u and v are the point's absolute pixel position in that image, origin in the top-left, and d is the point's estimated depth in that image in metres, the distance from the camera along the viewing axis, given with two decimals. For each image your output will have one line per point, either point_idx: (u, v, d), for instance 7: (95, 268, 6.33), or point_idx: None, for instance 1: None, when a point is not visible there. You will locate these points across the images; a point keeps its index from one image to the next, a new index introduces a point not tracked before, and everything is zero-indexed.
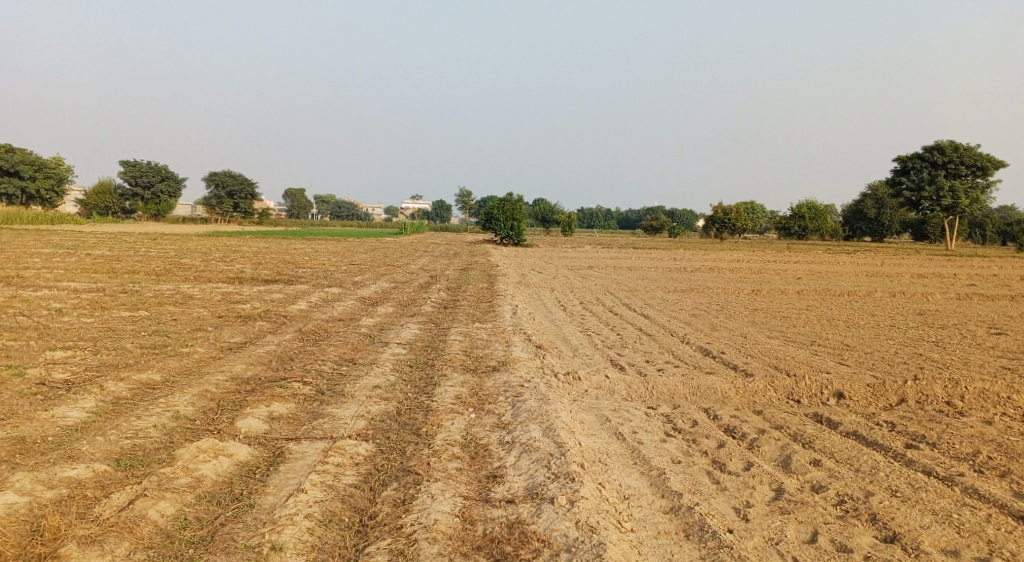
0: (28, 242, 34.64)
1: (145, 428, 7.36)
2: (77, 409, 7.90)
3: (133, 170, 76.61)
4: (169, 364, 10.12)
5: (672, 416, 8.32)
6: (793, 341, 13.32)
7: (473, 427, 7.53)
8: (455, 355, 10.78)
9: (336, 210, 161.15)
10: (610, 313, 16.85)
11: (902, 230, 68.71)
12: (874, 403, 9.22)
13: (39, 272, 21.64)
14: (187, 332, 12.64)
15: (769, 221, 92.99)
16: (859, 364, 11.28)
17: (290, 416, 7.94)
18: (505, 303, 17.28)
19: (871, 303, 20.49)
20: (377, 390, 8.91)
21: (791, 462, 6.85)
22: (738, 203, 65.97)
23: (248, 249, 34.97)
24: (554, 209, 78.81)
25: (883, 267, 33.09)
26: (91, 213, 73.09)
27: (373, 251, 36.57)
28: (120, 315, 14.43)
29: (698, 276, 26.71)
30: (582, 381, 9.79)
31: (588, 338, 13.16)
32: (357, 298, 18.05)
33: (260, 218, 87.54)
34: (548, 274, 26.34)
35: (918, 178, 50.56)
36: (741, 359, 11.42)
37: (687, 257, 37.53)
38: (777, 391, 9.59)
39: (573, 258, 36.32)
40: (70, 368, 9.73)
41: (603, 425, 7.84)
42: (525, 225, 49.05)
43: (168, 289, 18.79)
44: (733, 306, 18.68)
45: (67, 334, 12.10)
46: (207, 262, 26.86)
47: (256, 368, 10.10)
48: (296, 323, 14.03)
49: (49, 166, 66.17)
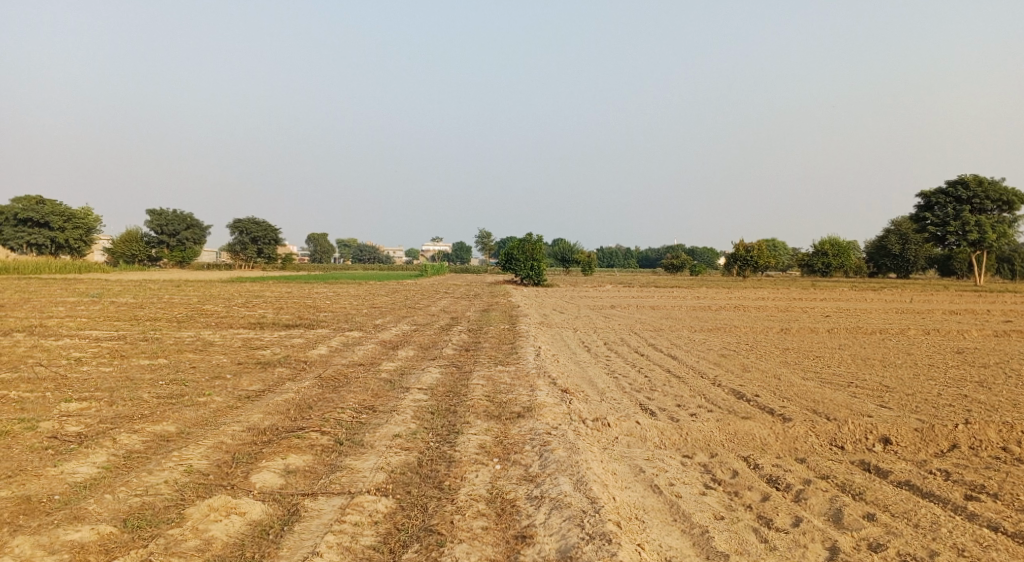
0: (54, 291, 34.89)
1: (156, 484, 7.02)
2: (88, 464, 7.59)
3: (159, 219, 77.98)
4: (185, 415, 9.80)
5: (710, 466, 7.85)
6: (829, 383, 12.79)
7: (498, 480, 7.12)
8: (478, 402, 10.37)
9: (357, 251, 162.04)
10: (636, 354, 16.40)
11: (927, 265, 67.58)
12: (924, 449, 8.68)
13: (62, 321, 21.63)
14: (205, 380, 12.36)
15: (791, 258, 92.14)
16: (902, 406, 10.71)
17: (307, 469, 7.58)
18: (529, 345, 16.91)
19: (906, 341, 19.83)
20: (397, 440, 8.52)
21: (842, 517, 6.36)
22: (759, 241, 65.38)
23: (270, 294, 34.95)
24: (573, 249, 78.39)
25: (913, 304, 32.29)
26: (118, 261, 73.95)
27: (394, 294, 36.37)
28: (139, 363, 14.24)
29: (724, 315, 26.18)
30: (612, 427, 9.33)
31: (615, 380, 12.71)
32: (377, 342, 17.76)
33: (283, 263, 88.07)
34: (571, 315, 25.91)
35: (942, 213, 49.69)
36: (777, 402, 10.90)
37: (711, 296, 36.84)
38: (818, 437, 9.07)
39: (594, 297, 35.85)
40: (84, 420, 9.46)
41: (637, 476, 7.40)
42: (545, 265, 48.78)
43: (189, 336, 18.62)
44: (762, 346, 18.15)
45: (84, 383, 11.89)
46: (228, 308, 26.77)
47: (274, 418, 9.75)
48: (316, 368, 13.73)
49: (78, 217, 67.44)
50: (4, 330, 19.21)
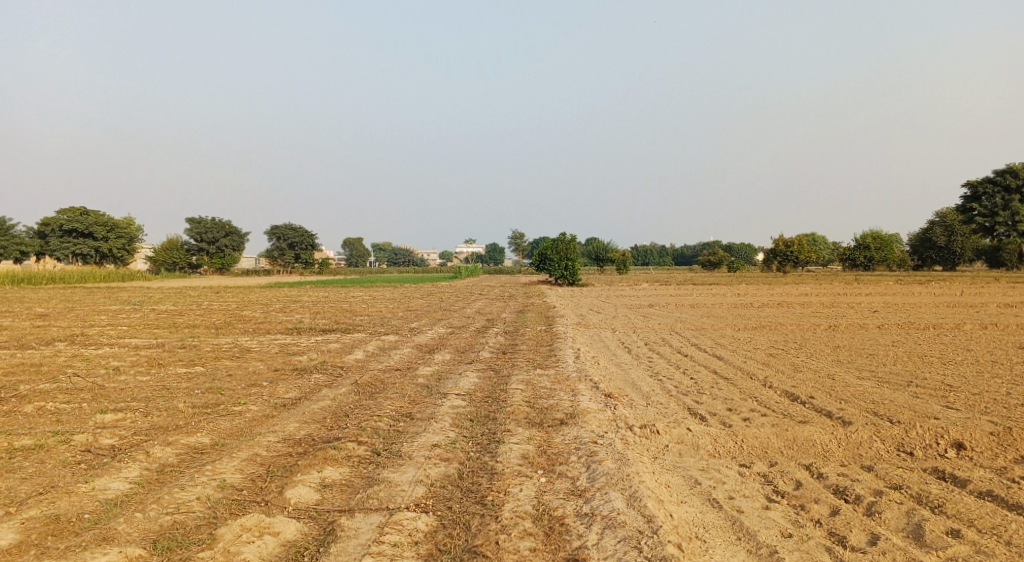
0: (98, 299, 35.29)
1: (188, 501, 6.73)
2: (120, 479, 7.33)
3: (200, 226, 79.05)
4: (220, 426, 9.52)
5: (770, 476, 7.34)
6: (887, 382, 12.11)
7: (545, 494, 6.70)
8: (519, 408, 9.96)
9: (393, 256, 161.86)
10: (679, 354, 15.85)
11: (975, 257, 65.55)
12: (1002, 455, 8.05)
13: (103, 330, 21.71)
14: (241, 388, 12.13)
15: (831, 253, 90.31)
16: (970, 407, 10.06)
17: (344, 483, 7.23)
18: (568, 347, 16.45)
19: (962, 336, 18.94)
20: (437, 450, 8.14)
21: (923, 533, 5.84)
22: (799, 235, 64.07)
23: (307, 299, 34.90)
24: (608, 248, 77.72)
25: (965, 297, 31.10)
26: (160, 269, 75.25)
27: (429, 296, 36.15)
28: (176, 372, 14.08)
29: (767, 312, 25.49)
30: (662, 435, 8.85)
31: (659, 383, 12.21)
32: (413, 346, 17.45)
33: (320, 268, 88.65)
34: (608, 315, 25.39)
35: (991, 203, 47.97)
36: (834, 404, 10.30)
37: (752, 292, 35.96)
38: (884, 442, 8.49)
39: (631, 296, 35.16)
40: (118, 431, 9.26)
41: (694, 490, 6.92)
42: (580, 265, 48.22)
43: (226, 342, 18.50)
44: (811, 344, 17.46)
45: (121, 393, 11.73)
46: (266, 314, 26.74)
47: (309, 427, 9.44)
48: (352, 374, 13.43)
49: (120, 226, 68.57)
50: (45, 340, 19.27)
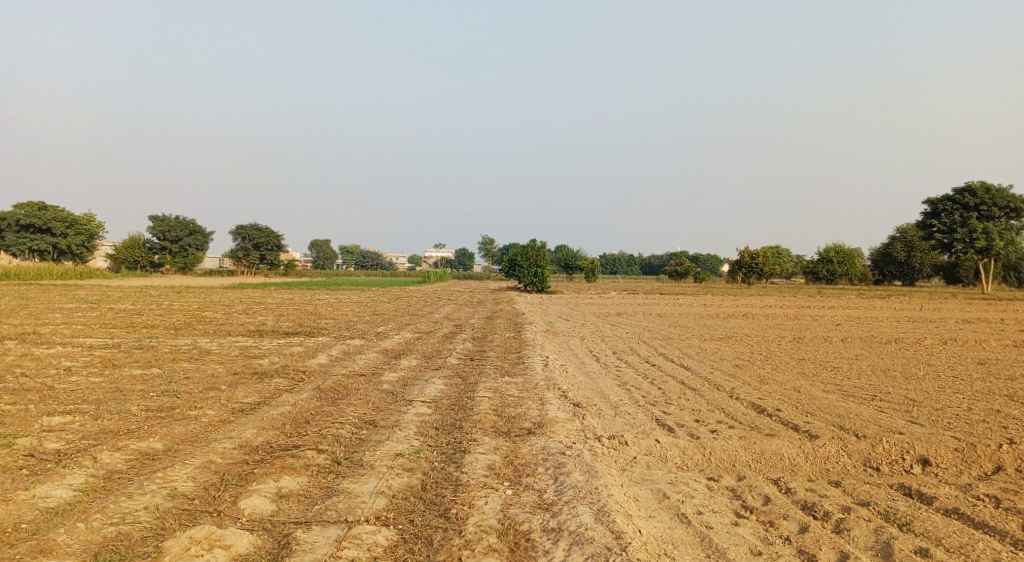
0: (54, 297, 34.24)
1: (135, 510, 6.41)
2: (63, 487, 6.96)
3: (163, 224, 77.56)
4: (174, 431, 9.16)
5: (739, 491, 7.23)
6: (852, 396, 12.12)
7: (511, 508, 6.51)
8: (485, 417, 9.74)
9: (360, 258, 160.44)
10: (647, 364, 15.75)
11: (933, 274, 66.80)
12: (967, 472, 8.05)
13: (57, 329, 21.01)
14: (198, 392, 11.73)
15: (794, 266, 91.52)
16: (934, 422, 10.08)
17: (301, 493, 6.95)
18: (536, 354, 16.25)
19: (923, 351, 19.11)
20: (400, 459, 7.90)
21: (892, 552, 5.78)
22: (764, 247, 64.68)
23: (271, 301, 34.23)
24: (577, 255, 77.86)
25: (925, 312, 31.54)
26: (120, 267, 73.63)
27: (397, 300, 35.77)
28: (131, 373, 13.60)
29: (733, 323, 25.57)
30: (630, 446, 8.71)
31: (627, 393, 12.08)
32: (379, 351, 17.12)
33: (285, 269, 87.48)
34: (577, 323, 25.29)
35: (949, 220, 48.92)
36: (801, 417, 10.26)
37: (718, 303, 36.18)
38: (851, 457, 8.45)
39: (599, 304, 35.09)
40: (65, 435, 8.85)
41: (662, 503, 6.80)
42: (550, 272, 48.14)
43: (186, 344, 17.96)
44: (777, 356, 17.48)
45: (70, 395, 11.27)
46: (228, 315, 26.16)
47: (268, 434, 9.13)
48: (315, 379, 13.09)
49: (80, 222, 66.96)
50: None
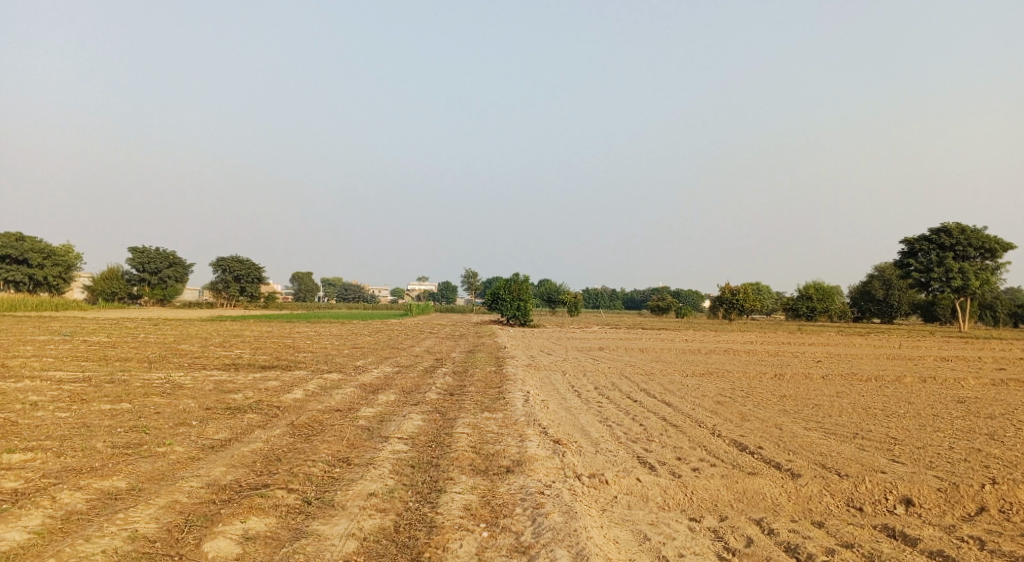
0: (26, 328, 33.59)
1: (92, 554, 6.15)
2: (18, 529, 6.67)
3: (142, 256, 76.77)
4: (140, 469, 8.85)
5: (721, 532, 7.06)
6: (834, 434, 12.00)
7: (486, 551, 6.32)
8: (463, 454, 9.52)
9: (342, 291, 159.42)
10: (628, 400, 15.57)
11: (911, 312, 67.40)
12: (951, 512, 7.93)
13: (27, 361, 20.51)
14: (168, 428, 11.40)
15: (775, 303, 92.02)
16: (916, 461, 9.98)
17: (269, 535, 6.70)
18: (516, 389, 16.03)
19: (903, 389, 19.09)
20: (373, 499, 7.66)
21: None
22: (744, 284, 64.97)
23: (249, 334, 33.76)
24: (558, 290, 77.87)
25: (904, 350, 31.65)
26: (98, 298, 72.69)
27: (376, 334, 35.41)
28: (100, 408, 13.22)
29: (714, 359, 25.48)
30: (610, 485, 8.52)
31: (608, 429, 11.90)
32: (357, 385, 16.83)
33: (266, 302, 86.75)
34: (558, 357, 25.09)
35: (926, 259, 49.49)
36: (783, 455, 10.12)
37: (699, 339, 36.18)
38: (834, 497, 8.30)
39: (580, 339, 34.96)
40: (25, 474, 8.52)
41: (642, 545, 6.62)
42: (531, 306, 48.00)
43: (158, 378, 17.56)
44: (759, 393, 17.37)
45: (34, 431, 10.90)
46: (205, 348, 25.74)
47: (238, 472, 8.84)
48: (289, 415, 12.78)
49: (58, 253, 66.17)
50: None
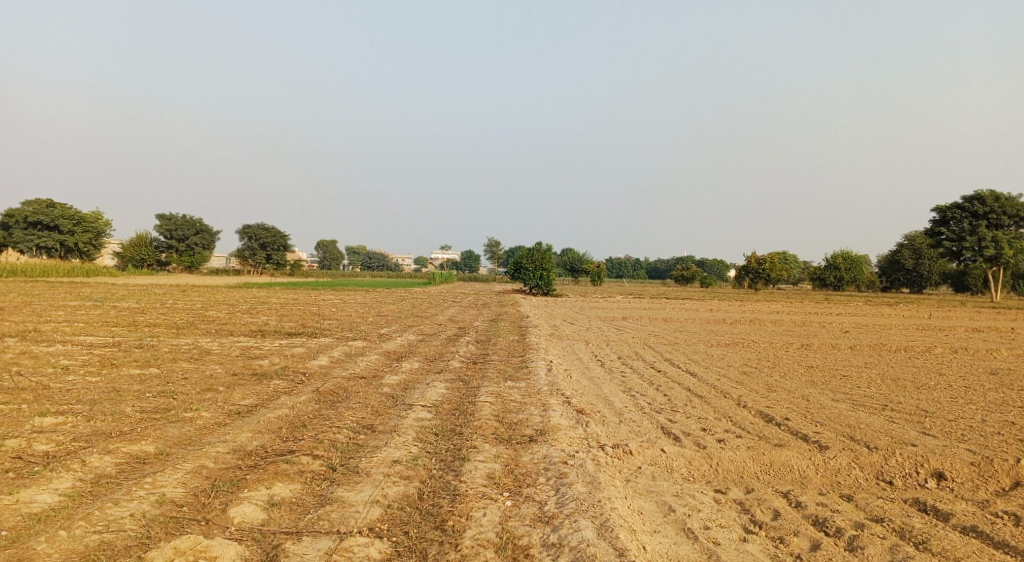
0: (57, 294, 34.06)
1: (120, 517, 6.22)
2: (48, 491, 6.75)
3: (170, 223, 77.50)
4: (167, 434, 8.93)
5: (747, 504, 6.97)
6: (862, 406, 11.81)
7: (510, 520, 6.32)
8: (486, 423, 9.48)
9: (367, 258, 159.75)
10: (652, 370, 15.46)
11: (941, 281, 66.23)
12: (983, 487, 7.77)
13: (57, 326, 20.79)
14: (195, 393, 11.50)
15: (801, 272, 90.85)
16: (947, 434, 9.79)
17: (294, 501, 6.72)
18: (539, 359, 15.98)
19: (933, 360, 18.77)
20: (397, 466, 7.66)
21: None
22: (771, 253, 64.17)
23: (274, 301, 33.98)
24: (582, 259, 77.50)
25: (934, 320, 31.13)
26: (127, 265, 73.61)
27: (400, 302, 35.46)
28: (129, 373, 13.37)
29: (739, 329, 25.22)
30: (634, 455, 8.45)
31: (632, 399, 11.81)
32: (381, 353, 16.89)
33: (291, 269, 87.36)
34: (581, 326, 24.98)
35: (958, 228, 48.42)
36: (810, 427, 9.98)
37: (724, 308, 35.85)
38: (863, 470, 8.16)
39: (604, 308, 34.79)
40: (55, 437, 8.63)
41: (667, 516, 6.58)
42: (555, 275, 47.82)
43: (185, 344, 17.73)
44: (785, 364, 17.17)
45: (65, 395, 11.04)
46: (231, 315, 25.96)
47: (263, 438, 8.89)
48: (314, 382, 12.84)
49: (88, 220, 66.93)
50: None
